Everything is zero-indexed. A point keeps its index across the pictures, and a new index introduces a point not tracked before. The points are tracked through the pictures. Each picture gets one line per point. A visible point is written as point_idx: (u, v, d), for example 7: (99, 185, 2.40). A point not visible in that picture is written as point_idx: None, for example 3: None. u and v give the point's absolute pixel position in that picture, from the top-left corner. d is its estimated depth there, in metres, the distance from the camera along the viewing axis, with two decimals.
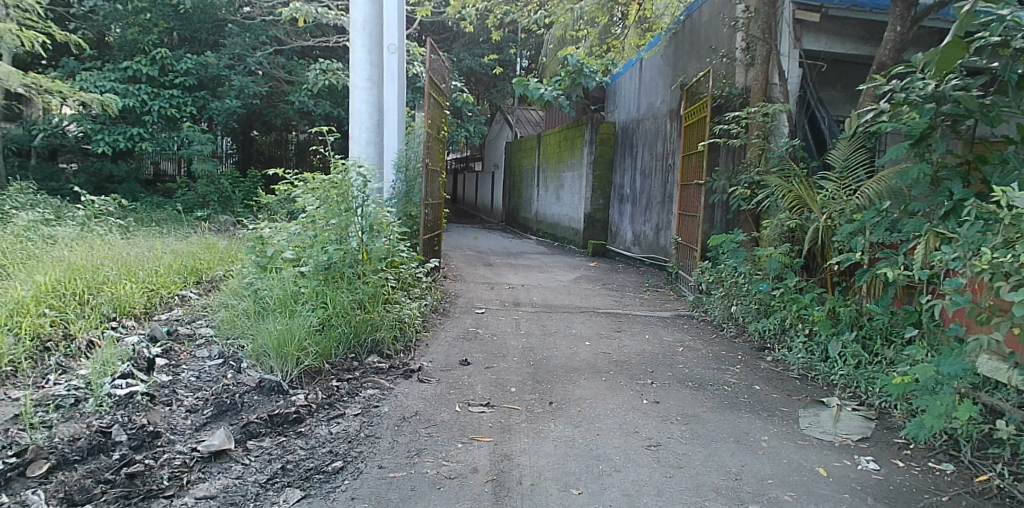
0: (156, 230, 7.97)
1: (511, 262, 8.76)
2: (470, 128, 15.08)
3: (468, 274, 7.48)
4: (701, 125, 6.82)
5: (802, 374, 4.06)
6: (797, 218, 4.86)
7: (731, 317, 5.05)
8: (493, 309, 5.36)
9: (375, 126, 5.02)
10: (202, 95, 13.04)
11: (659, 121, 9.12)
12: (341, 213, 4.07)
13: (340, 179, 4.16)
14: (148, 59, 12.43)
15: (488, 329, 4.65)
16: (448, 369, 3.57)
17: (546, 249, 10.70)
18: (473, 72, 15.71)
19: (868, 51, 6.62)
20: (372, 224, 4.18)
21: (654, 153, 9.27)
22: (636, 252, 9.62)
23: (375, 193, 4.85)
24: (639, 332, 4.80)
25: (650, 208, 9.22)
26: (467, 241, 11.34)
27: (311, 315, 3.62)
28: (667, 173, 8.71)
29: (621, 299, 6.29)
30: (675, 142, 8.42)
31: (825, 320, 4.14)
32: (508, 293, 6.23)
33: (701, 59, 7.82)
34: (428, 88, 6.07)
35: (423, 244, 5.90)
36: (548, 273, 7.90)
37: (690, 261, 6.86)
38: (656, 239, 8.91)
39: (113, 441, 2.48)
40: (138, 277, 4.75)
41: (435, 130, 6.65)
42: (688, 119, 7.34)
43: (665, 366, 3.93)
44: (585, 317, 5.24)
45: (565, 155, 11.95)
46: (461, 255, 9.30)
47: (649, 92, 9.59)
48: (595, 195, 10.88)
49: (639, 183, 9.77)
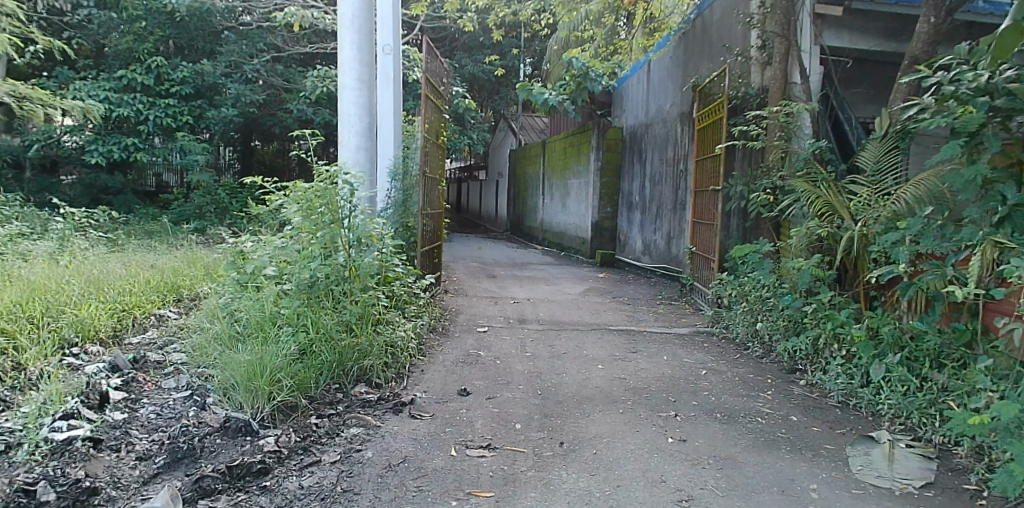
0: (144, 243, 7.62)
1: (515, 274, 8.35)
2: (473, 135, 14.74)
3: (471, 287, 7.06)
4: (717, 127, 6.43)
5: (841, 401, 3.64)
6: (829, 227, 4.42)
7: (756, 335, 4.63)
8: (497, 328, 4.94)
9: (368, 130, 4.47)
10: (198, 104, 12.72)
11: (669, 125, 8.73)
12: (325, 223, 3.64)
13: (326, 186, 3.71)
14: (143, 68, 12.14)
15: (490, 351, 4.22)
16: (444, 401, 3.15)
17: (552, 259, 10.28)
18: (475, 78, 15.41)
19: (895, 47, 6.21)
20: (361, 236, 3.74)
21: (665, 158, 8.84)
22: (646, 262, 9.23)
23: (365, 203, 4.42)
24: (656, 353, 4.37)
25: (661, 215, 8.82)
26: (470, 252, 10.94)
27: (290, 341, 3.22)
28: (679, 180, 8.30)
29: (634, 314, 5.87)
30: (687, 147, 7.99)
31: (865, 341, 3.70)
32: (513, 308, 5.82)
33: (715, 58, 7.41)
34: (424, 90, 5.67)
35: (421, 256, 5.50)
36: (555, 285, 7.48)
37: (707, 272, 6.44)
38: (669, 249, 8.50)
39: (37, 502, 2.10)
40: (108, 295, 4.37)
41: (434, 135, 6.25)
42: (701, 122, 6.95)
43: (688, 394, 3.50)
44: (597, 336, 4.81)
45: (571, 162, 11.55)
46: (463, 267, 8.90)
47: (658, 95, 9.18)
48: (603, 204, 10.47)
49: (649, 190, 9.35)
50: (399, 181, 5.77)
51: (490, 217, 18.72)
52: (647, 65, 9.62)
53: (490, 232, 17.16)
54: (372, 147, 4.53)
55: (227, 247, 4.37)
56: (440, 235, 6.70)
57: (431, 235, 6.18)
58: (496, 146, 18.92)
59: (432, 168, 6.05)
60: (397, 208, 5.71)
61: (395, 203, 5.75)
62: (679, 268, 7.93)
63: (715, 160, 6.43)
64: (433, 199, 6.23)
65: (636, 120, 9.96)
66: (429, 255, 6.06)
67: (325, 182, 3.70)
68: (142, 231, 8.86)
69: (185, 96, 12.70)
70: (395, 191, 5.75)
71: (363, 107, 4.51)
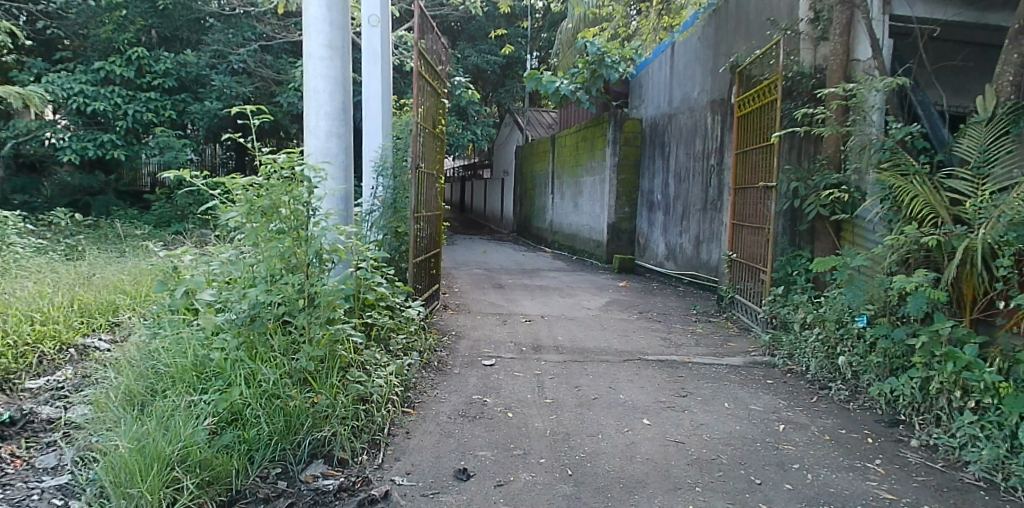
0: (106, 250, 6.71)
1: (525, 283, 7.36)
2: (477, 131, 13.79)
3: (474, 301, 6.08)
4: (768, 114, 5.42)
5: (985, 479, 2.64)
6: (940, 235, 3.38)
7: (840, 372, 3.64)
8: (507, 359, 3.96)
9: (343, 112, 3.46)
10: (182, 97, 11.77)
11: (699, 115, 7.73)
12: (268, 233, 2.63)
13: (265, 183, 2.69)
14: (122, 59, 11.20)
15: (499, 396, 3.25)
16: (432, 495, 2.20)
17: (565, 265, 9.29)
18: (479, 69, 14.57)
19: (979, 15, 5.20)
20: (320, 251, 2.70)
21: (693, 152, 7.87)
22: (671, 268, 8.28)
23: (340, 207, 3.45)
24: (715, 398, 3.38)
25: (689, 215, 7.87)
26: (475, 257, 9.96)
27: (208, 410, 2.32)
28: (710, 176, 7.33)
29: (673, 338, 4.86)
30: (721, 139, 7.01)
31: (1014, 393, 2.69)
32: (524, 329, 4.84)
33: (755, 35, 6.44)
34: (416, 68, 4.69)
35: (414, 270, 4.49)
36: (572, 298, 6.49)
37: (754, 285, 5.44)
38: (699, 254, 7.56)
39: None
40: (10, 325, 3.43)
41: (431, 123, 5.26)
42: (744, 108, 5.96)
43: (774, 470, 2.54)
44: (634, 370, 3.81)
45: (584, 158, 10.56)
46: (467, 275, 7.93)
47: (684, 81, 8.19)
48: (620, 203, 9.47)
49: (674, 188, 8.35)
50: (384, 176, 4.75)
51: (496, 218, 17.73)
52: (671, 48, 8.62)
53: (495, 234, 16.17)
54: (349, 131, 3.53)
55: (159, 262, 3.42)
56: (439, 241, 5.72)
57: (426, 241, 5.15)
58: (501, 143, 17.95)
59: (427, 161, 5.04)
60: (383, 208, 4.68)
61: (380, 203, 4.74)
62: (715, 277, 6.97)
63: (765, 151, 5.42)
64: (429, 199, 5.20)
65: (657, 110, 8.99)
66: (425, 266, 5.06)
67: (274, 176, 2.69)
68: (112, 236, 7.93)
69: (169, 89, 11.76)
70: (380, 188, 4.74)
71: (335, 82, 3.49)
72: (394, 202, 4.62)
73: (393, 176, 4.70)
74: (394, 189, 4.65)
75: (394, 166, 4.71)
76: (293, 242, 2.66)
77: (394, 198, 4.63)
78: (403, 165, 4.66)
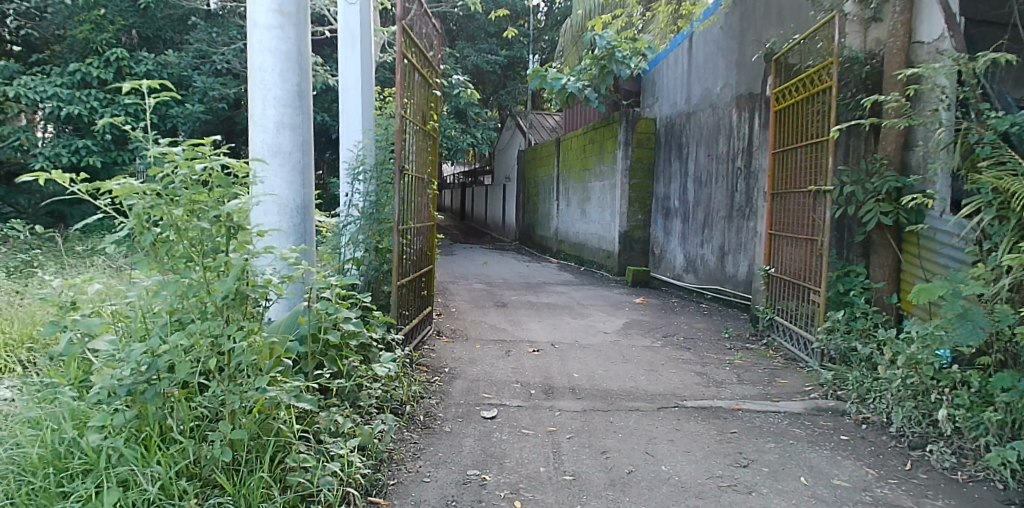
0: (55, 267, 5.89)
1: (531, 301, 6.57)
2: (478, 134, 13.04)
3: (473, 323, 5.30)
4: (823, 105, 4.59)
5: None
6: None
7: (947, 431, 2.83)
8: (512, 408, 3.15)
9: (299, 100, 2.67)
10: (165, 101, 10.91)
11: (724, 112, 6.97)
12: (165, 261, 1.96)
13: (161, 192, 1.94)
14: (100, 61, 10.36)
15: (502, 470, 2.46)
16: None
17: (572, 278, 8.51)
18: (479, 70, 13.84)
19: None
20: (240, 285, 1.99)
21: (715, 153, 7.12)
22: (691, 281, 7.52)
23: (297, 220, 2.68)
24: (786, 469, 2.58)
25: (711, 224, 7.11)
26: (475, 270, 9.16)
27: None
28: (737, 180, 6.58)
29: (710, 372, 4.06)
30: (752, 140, 6.27)
31: None
32: (532, 362, 4.05)
33: (793, 19, 5.66)
34: (400, 50, 3.89)
35: (398, 295, 3.69)
36: (585, 318, 5.69)
37: (801, 307, 4.65)
38: (724, 267, 6.81)
39: None
40: None
41: (421, 118, 4.45)
42: (785, 100, 5.18)
43: None
44: (674, 425, 3.01)
45: (592, 161, 9.80)
46: (466, 291, 7.14)
47: (705, 75, 7.41)
48: (633, 210, 8.67)
49: (693, 193, 7.58)
50: (357, 180, 3.90)
51: (498, 226, 16.93)
52: (689, 39, 7.84)
53: (496, 242, 15.37)
54: (306, 120, 2.72)
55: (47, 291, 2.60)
56: (432, 257, 4.93)
57: (415, 256, 4.31)
58: (502, 148, 17.25)
59: (416, 166, 4.23)
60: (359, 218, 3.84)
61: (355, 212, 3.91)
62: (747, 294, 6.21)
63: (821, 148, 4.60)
64: (418, 206, 4.39)
65: (673, 108, 8.22)
66: (414, 287, 4.28)
67: (171, 179, 1.95)
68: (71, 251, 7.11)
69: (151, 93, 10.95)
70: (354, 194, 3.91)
71: (288, 59, 2.65)
72: (369, 212, 3.78)
73: (367, 178, 3.84)
74: (372, 197, 3.80)
75: (372, 166, 3.87)
76: (200, 272, 1.96)
77: (370, 207, 3.78)
78: (385, 165, 3.81)
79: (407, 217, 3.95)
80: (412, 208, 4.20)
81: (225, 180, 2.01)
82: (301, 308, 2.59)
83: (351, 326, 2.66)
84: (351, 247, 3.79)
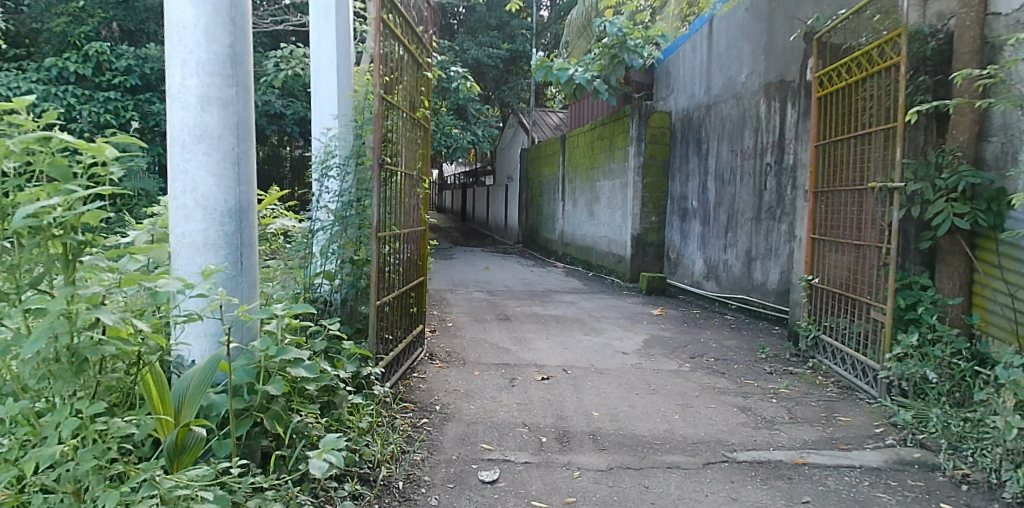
0: None
1: (537, 313, 5.88)
2: (478, 131, 12.37)
3: (472, 342, 4.62)
4: (889, 85, 3.89)
5: None
6: None
7: None
8: (518, 464, 2.48)
9: (229, 61, 2.02)
10: (147, 97, 9.47)
11: (750, 102, 6.30)
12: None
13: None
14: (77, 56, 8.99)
15: None
16: None
17: (581, 285, 7.83)
18: (479, 64, 13.17)
19: None
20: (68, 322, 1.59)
21: (740, 149, 6.43)
22: (713, 289, 6.83)
23: (229, 228, 2.03)
24: None
25: (735, 226, 6.43)
26: (475, 276, 8.46)
27: None
28: (767, 177, 5.92)
29: (755, 408, 3.38)
30: (789, 134, 5.61)
31: None
32: (541, 395, 3.37)
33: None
34: (384, 18, 3.19)
35: (376, 319, 3.00)
36: (599, 335, 4.99)
37: (860, 326, 3.94)
38: (752, 275, 6.14)
39: None
40: None
41: (410, 104, 3.76)
42: (831, 85, 4.50)
43: None
44: (728, 492, 2.33)
45: (601, 159, 9.12)
46: (465, 302, 6.44)
47: (727, 63, 6.74)
48: (646, 211, 7.98)
49: (713, 192, 6.90)
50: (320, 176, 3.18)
51: (499, 227, 16.26)
52: (708, 24, 7.17)
53: (498, 245, 14.68)
54: (243, 93, 2.07)
55: None
56: (424, 268, 4.23)
57: (399, 265, 3.62)
58: (504, 146, 16.59)
59: (401, 160, 3.53)
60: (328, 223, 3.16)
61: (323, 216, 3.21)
62: (785, 307, 5.53)
63: (887, 137, 3.91)
64: (405, 207, 3.70)
65: (690, 100, 7.51)
66: (400, 305, 3.60)
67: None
68: None
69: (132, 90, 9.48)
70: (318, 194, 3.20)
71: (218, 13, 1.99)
72: (338, 216, 3.08)
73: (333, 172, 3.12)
74: (342, 198, 3.10)
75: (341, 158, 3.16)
76: (9, 315, 1.65)
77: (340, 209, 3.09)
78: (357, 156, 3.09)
79: (389, 220, 3.25)
80: (396, 208, 3.51)
81: (57, 168, 1.72)
82: (221, 351, 1.94)
83: (297, 369, 1.98)
84: (319, 259, 3.11)
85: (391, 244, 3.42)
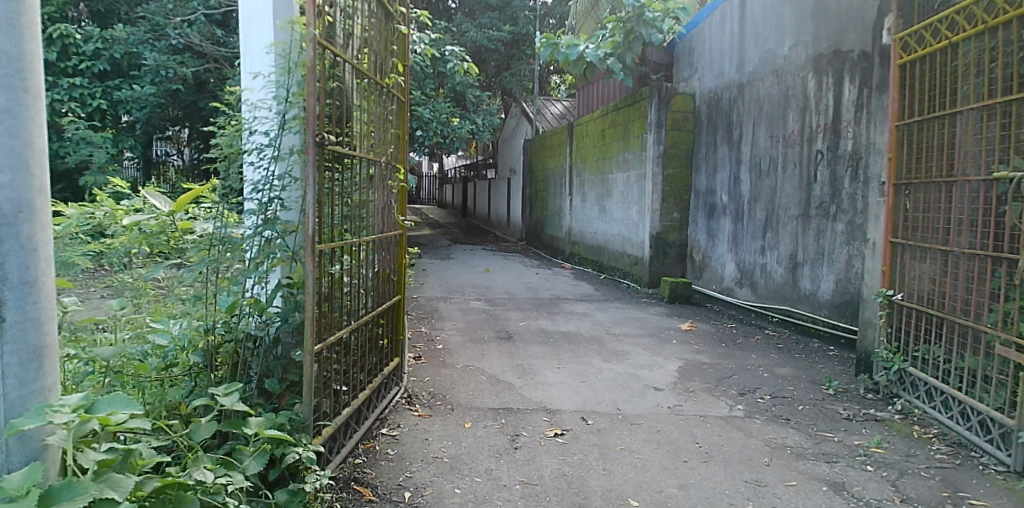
0: None
1: (545, 330, 4.94)
2: (478, 120, 11.41)
3: (466, 374, 3.70)
4: (1013, 43, 2.91)
5: None
6: None
7: None
8: None
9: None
10: (117, 83, 7.72)
11: (794, 78, 5.33)
12: None
13: None
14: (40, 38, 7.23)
15: None
16: None
17: (594, 292, 6.90)
18: (478, 47, 12.27)
19: None
20: None
21: (781, 134, 5.48)
22: (747, 297, 5.90)
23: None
24: None
25: (776, 224, 5.48)
26: (474, 281, 7.53)
27: None
28: (819, 166, 4.97)
29: (852, 486, 2.43)
30: (849, 115, 4.68)
31: None
32: (556, 465, 2.45)
33: None
34: None
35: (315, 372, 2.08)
36: (622, 361, 4.05)
37: (980, 366, 2.96)
38: (798, 284, 5.22)
39: None
40: None
41: (377, 70, 2.80)
42: (918, 47, 3.51)
43: None
44: None
45: (614, 148, 8.16)
46: (460, 315, 5.51)
47: (764, 34, 5.76)
48: (667, 207, 7.03)
49: (747, 185, 5.95)
50: (230, 162, 2.25)
51: (502, 224, 15.32)
52: None
53: (501, 242, 13.75)
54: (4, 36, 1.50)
55: None
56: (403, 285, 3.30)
57: (364, 283, 2.69)
58: (506, 137, 15.62)
59: (361, 140, 2.59)
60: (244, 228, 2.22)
61: (237, 220, 2.26)
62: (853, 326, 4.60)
63: (1007, 114, 2.94)
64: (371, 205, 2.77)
65: (718, 79, 6.51)
66: (366, 340, 2.69)
67: None
68: None
69: (101, 78, 7.83)
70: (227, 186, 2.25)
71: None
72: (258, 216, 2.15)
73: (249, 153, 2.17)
74: (263, 193, 2.15)
75: (260, 134, 2.21)
76: None
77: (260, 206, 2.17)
78: (282, 129, 2.14)
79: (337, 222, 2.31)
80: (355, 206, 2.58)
81: None
82: None
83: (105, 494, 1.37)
84: (234, 283, 2.18)
85: (349, 255, 2.48)
